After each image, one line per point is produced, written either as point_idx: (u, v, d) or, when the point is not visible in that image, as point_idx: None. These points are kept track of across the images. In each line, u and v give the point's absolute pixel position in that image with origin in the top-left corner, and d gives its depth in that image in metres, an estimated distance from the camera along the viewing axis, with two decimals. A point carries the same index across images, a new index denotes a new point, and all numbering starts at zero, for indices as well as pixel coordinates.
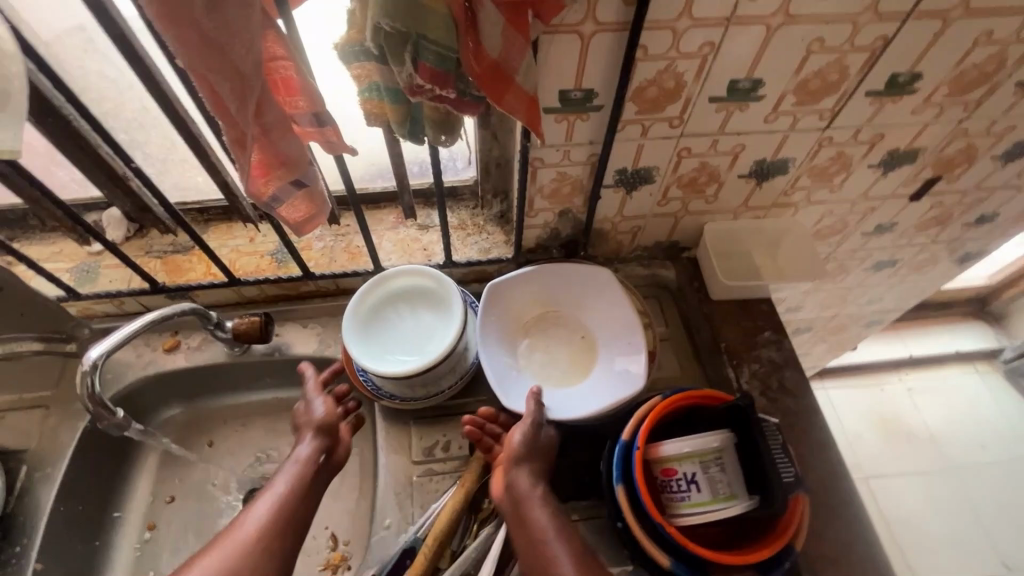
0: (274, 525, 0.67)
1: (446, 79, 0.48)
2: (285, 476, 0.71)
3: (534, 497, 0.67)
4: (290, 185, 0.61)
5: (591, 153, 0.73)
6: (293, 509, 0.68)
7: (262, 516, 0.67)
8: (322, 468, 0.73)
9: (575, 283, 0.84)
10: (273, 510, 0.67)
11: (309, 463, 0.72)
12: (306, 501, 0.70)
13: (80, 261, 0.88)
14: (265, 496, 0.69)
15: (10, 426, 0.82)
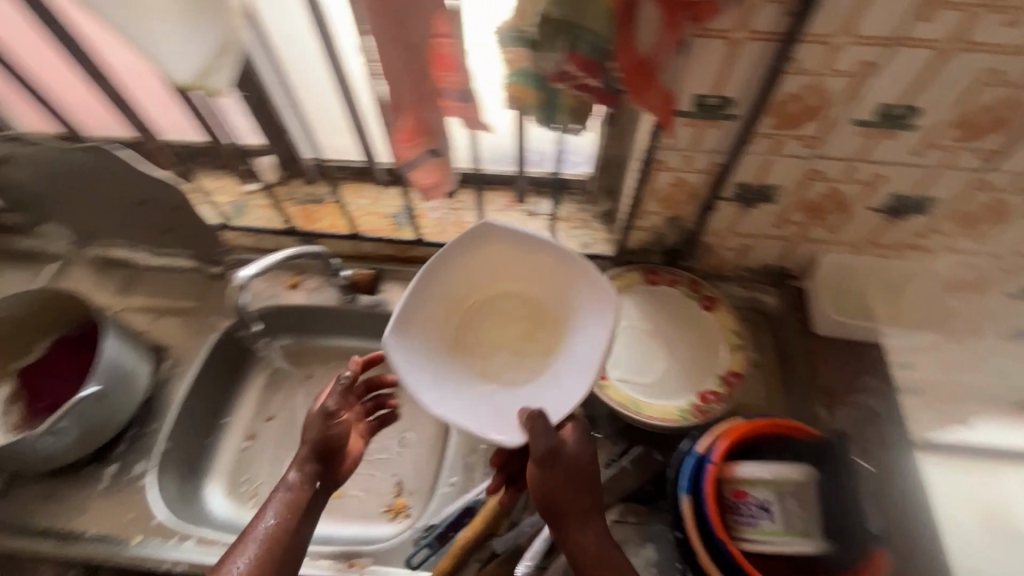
0: (286, 548, 0.65)
1: (596, 68, 0.51)
2: (275, 509, 0.67)
3: (574, 550, 0.63)
4: (428, 152, 0.67)
5: (716, 163, 0.72)
6: (295, 533, 0.66)
7: (265, 547, 0.64)
8: (318, 493, 0.69)
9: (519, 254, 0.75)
10: (276, 538, 0.65)
11: (301, 490, 0.68)
12: (303, 527, 0.67)
13: (235, 197, 1.01)
14: (253, 534, 0.65)
15: (161, 325, 0.96)
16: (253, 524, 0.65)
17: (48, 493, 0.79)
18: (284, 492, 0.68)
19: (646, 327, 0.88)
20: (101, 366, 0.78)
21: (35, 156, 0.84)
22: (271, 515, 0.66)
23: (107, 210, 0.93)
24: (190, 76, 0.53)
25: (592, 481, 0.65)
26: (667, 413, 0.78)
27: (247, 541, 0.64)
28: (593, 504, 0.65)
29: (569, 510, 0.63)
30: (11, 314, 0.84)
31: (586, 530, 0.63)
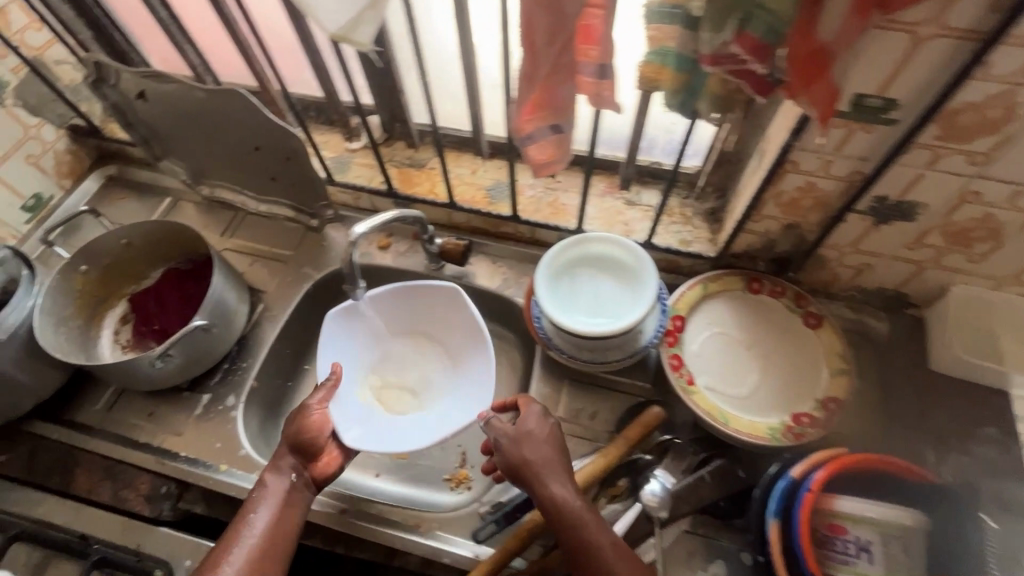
0: (277, 538, 0.68)
1: (768, 53, 0.46)
2: (262, 506, 0.69)
3: (554, 508, 0.64)
4: (549, 128, 0.65)
5: (857, 171, 0.66)
6: (283, 526, 0.69)
7: (257, 542, 0.67)
8: (299, 486, 0.72)
9: (406, 310, 0.91)
10: (265, 534, 0.68)
11: (283, 486, 0.71)
12: (292, 519, 0.70)
13: (339, 153, 1.03)
14: (242, 531, 0.67)
15: (259, 268, 1.01)
16: (241, 524, 0.68)
17: (150, 411, 0.85)
18: (270, 490, 0.71)
19: (740, 336, 0.83)
20: (208, 303, 0.81)
21: (166, 94, 0.88)
22: (258, 512, 0.69)
23: (222, 153, 0.97)
24: (337, 27, 0.53)
25: (557, 444, 0.69)
26: (756, 430, 0.75)
27: (237, 540, 0.66)
28: (565, 463, 0.68)
29: (544, 470, 0.66)
30: (132, 243, 0.90)
31: (564, 489, 0.65)
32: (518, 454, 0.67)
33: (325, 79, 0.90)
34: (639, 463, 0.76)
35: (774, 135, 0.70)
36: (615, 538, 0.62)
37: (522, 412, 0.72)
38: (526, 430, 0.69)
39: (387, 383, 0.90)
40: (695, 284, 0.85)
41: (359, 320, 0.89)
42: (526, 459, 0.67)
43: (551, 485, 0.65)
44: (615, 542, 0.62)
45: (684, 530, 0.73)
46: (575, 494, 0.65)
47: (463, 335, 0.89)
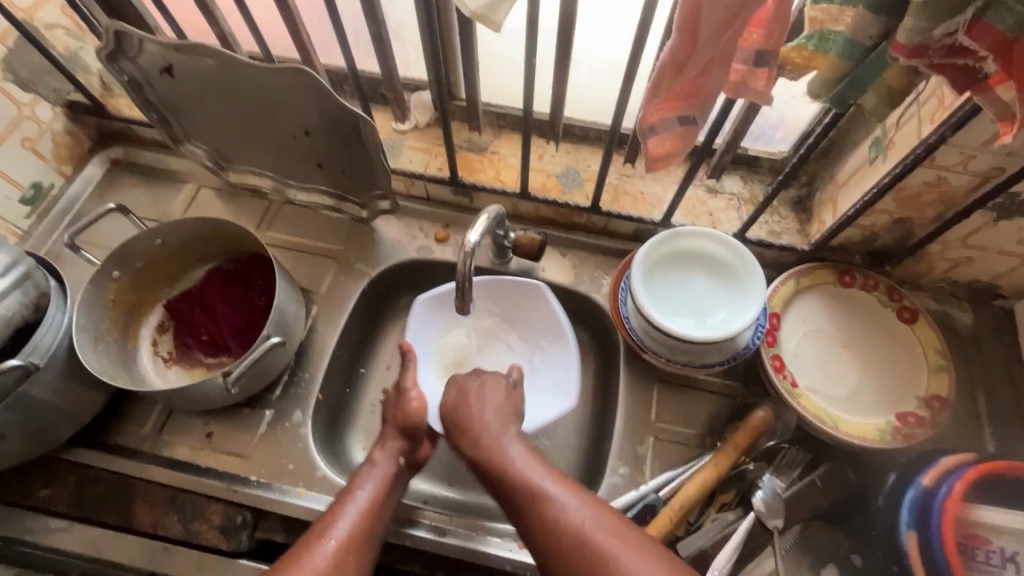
0: (378, 518, 0.65)
1: (1002, 49, 0.41)
2: (369, 482, 0.66)
3: (489, 458, 0.65)
4: (681, 119, 0.58)
5: (999, 167, 0.62)
6: (385, 507, 0.66)
7: (363, 517, 0.63)
8: (405, 471, 0.70)
9: (497, 300, 0.85)
10: (371, 510, 0.64)
11: (392, 468, 0.69)
12: (392, 502, 0.68)
13: (387, 135, 0.93)
14: (348, 503, 0.64)
15: (306, 265, 0.92)
16: (347, 498, 0.65)
17: (208, 431, 0.77)
18: (374, 467, 0.68)
19: (836, 333, 0.81)
20: (274, 315, 0.73)
21: (199, 70, 0.76)
22: (364, 488, 0.66)
23: (260, 136, 0.85)
24: (479, 5, 0.44)
25: (499, 389, 0.72)
26: (865, 432, 0.73)
27: (341, 514, 0.63)
28: (503, 416, 0.70)
29: (485, 421, 0.69)
30: (168, 242, 0.79)
31: (500, 435, 0.67)
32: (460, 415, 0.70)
33: (384, 52, 0.79)
34: (746, 472, 0.73)
35: (906, 126, 0.65)
36: (550, 474, 0.62)
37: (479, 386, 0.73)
38: (484, 402, 0.71)
39: (465, 366, 0.85)
40: (789, 279, 0.81)
41: (452, 304, 0.84)
42: (466, 408, 0.71)
43: (489, 438, 0.67)
44: (550, 483, 0.60)
45: (795, 536, 0.72)
46: (517, 448, 0.65)
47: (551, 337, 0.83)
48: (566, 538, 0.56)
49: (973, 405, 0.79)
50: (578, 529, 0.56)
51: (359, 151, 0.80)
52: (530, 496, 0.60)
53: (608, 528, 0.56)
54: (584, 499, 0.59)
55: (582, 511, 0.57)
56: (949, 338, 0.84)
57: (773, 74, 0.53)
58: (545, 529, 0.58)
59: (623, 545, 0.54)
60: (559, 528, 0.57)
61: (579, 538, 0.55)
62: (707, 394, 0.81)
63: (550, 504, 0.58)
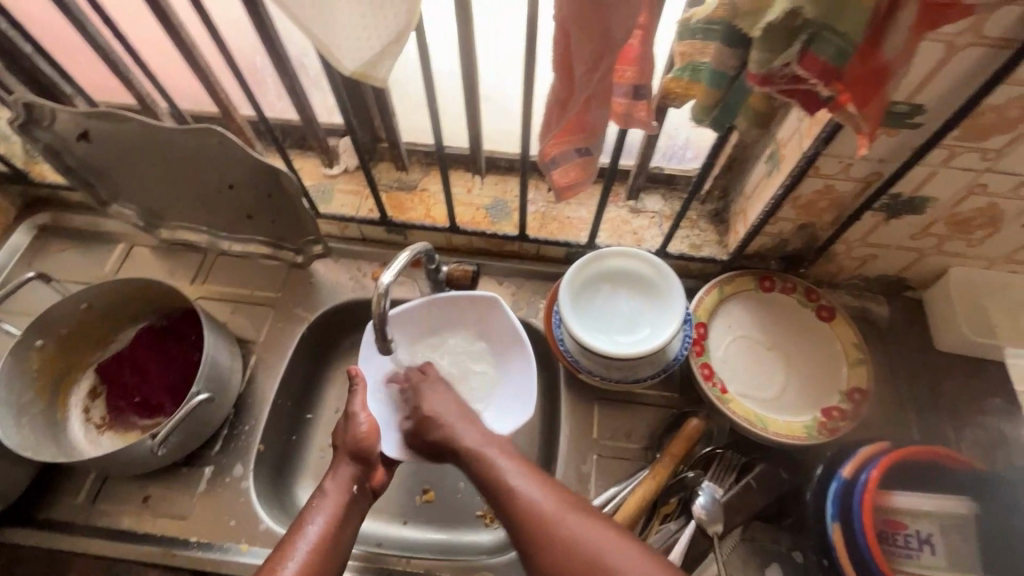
0: (335, 548, 0.64)
1: (835, 75, 0.45)
2: (318, 515, 0.65)
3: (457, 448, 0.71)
4: (577, 152, 0.61)
5: (876, 172, 0.67)
6: (341, 537, 0.65)
7: (314, 552, 0.62)
8: (359, 496, 0.69)
9: (450, 315, 0.85)
10: (323, 543, 0.63)
11: (343, 496, 0.67)
12: (348, 530, 0.66)
13: (318, 181, 0.95)
14: (298, 540, 0.62)
15: (243, 315, 0.91)
16: (297, 534, 0.63)
17: (145, 495, 0.76)
18: (326, 499, 0.67)
19: (760, 337, 0.84)
20: (204, 371, 0.73)
21: (114, 134, 0.76)
22: (314, 521, 0.65)
23: (186, 193, 0.86)
24: (356, 65, 0.47)
25: (449, 400, 0.75)
26: (793, 431, 0.76)
27: (291, 551, 0.61)
28: (464, 417, 0.73)
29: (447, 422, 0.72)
30: (95, 305, 0.78)
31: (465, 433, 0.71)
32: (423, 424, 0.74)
33: (301, 102, 0.82)
34: (687, 480, 0.74)
35: (791, 140, 0.69)
36: (513, 464, 0.67)
37: (438, 397, 0.76)
38: (442, 407, 0.75)
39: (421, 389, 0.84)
40: (712, 290, 0.85)
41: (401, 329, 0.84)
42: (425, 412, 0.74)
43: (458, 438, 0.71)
44: (513, 474, 0.65)
45: (737, 539, 0.73)
46: (483, 442, 0.70)
47: (501, 346, 0.84)
48: (529, 522, 0.61)
49: (896, 393, 0.83)
50: (544, 513, 0.61)
51: (283, 199, 0.82)
52: (496, 482, 0.65)
53: (570, 511, 0.61)
54: (545, 487, 0.64)
55: (545, 497, 0.63)
56: (869, 330, 0.88)
57: (651, 105, 0.57)
58: (530, 543, 0.60)
59: (577, 518, 0.61)
60: (524, 513, 0.62)
61: (543, 520, 0.61)
62: (646, 407, 0.83)
63: (517, 492, 0.63)
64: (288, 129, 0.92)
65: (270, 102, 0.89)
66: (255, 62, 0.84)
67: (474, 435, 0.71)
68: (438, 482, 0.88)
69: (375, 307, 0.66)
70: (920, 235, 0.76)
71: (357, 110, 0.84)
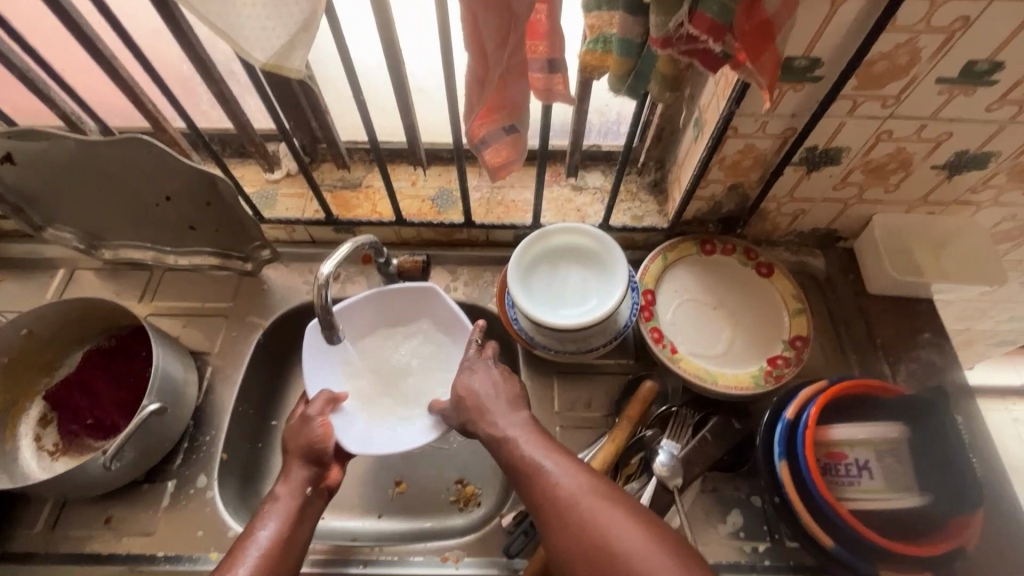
0: (287, 551, 0.63)
1: (723, 31, 0.48)
2: (270, 519, 0.65)
3: (490, 428, 0.69)
4: (503, 130, 0.63)
5: (789, 127, 0.71)
6: (293, 541, 0.64)
7: (264, 557, 0.61)
8: (313, 498, 0.69)
9: (397, 309, 0.86)
10: (274, 547, 0.62)
11: (297, 498, 0.67)
12: (301, 535, 0.66)
13: (261, 187, 0.94)
14: (248, 545, 0.62)
15: (196, 328, 0.90)
16: (247, 540, 0.63)
17: (107, 515, 0.75)
18: (278, 503, 0.67)
19: (705, 297, 0.88)
20: (155, 383, 0.72)
21: (40, 153, 0.75)
22: (265, 526, 0.64)
23: (121, 210, 0.85)
24: (269, 56, 0.47)
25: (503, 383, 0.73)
26: (741, 381, 0.80)
27: (242, 556, 0.61)
28: (506, 403, 0.71)
29: (486, 409, 0.70)
30: (36, 330, 0.76)
31: (506, 427, 0.68)
32: (466, 397, 0.72)
33: (232, 108, 0.81)
34: (644, 439, 0.78)
35: (710, 104, 0.73)
36: (543, 447, 0.65)
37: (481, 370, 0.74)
38: (484, 391, 0.72)
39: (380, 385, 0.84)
40: (656, 257, 0.88)
41: (352, 324, 0.84)
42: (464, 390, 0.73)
43: (495, 421, 0.69)
44: (544, 455, 0.64)
45: (698, 490, 0.76)
46: (515, 427, 0.68)
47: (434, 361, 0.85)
48: (554, 505, 0.59)
49: (836, 339, 0.88)
50: (572, 499, 0.59)
51: (223, 205, 0.81)
52: (524, 466, 0.64)
53: (602, 505, 0.58)
54: (572, 470, 0.62)
55: (572, 481, 0.61)
56: (808, 282, 0.92)
57: (568, 77, 0.59)
58: (556, 527, 0.59)
59: (601, 506, 0.58)
60: (550, 497, 0.60)
61: (566, 502, 0.59)
62: (604, 376, 0.85)
63: (541, 473, 0.62)
64: (225, 138, 0.92)
65: (206, 112, 0.89)
66: (183, 72, 0.84)
67: (514, 423, 0.68)
68: (409, 473, 0.88)
69: (315, 296, 0.69)
70: (841, 185, 0.80)
71: (293, 112, 0.84)
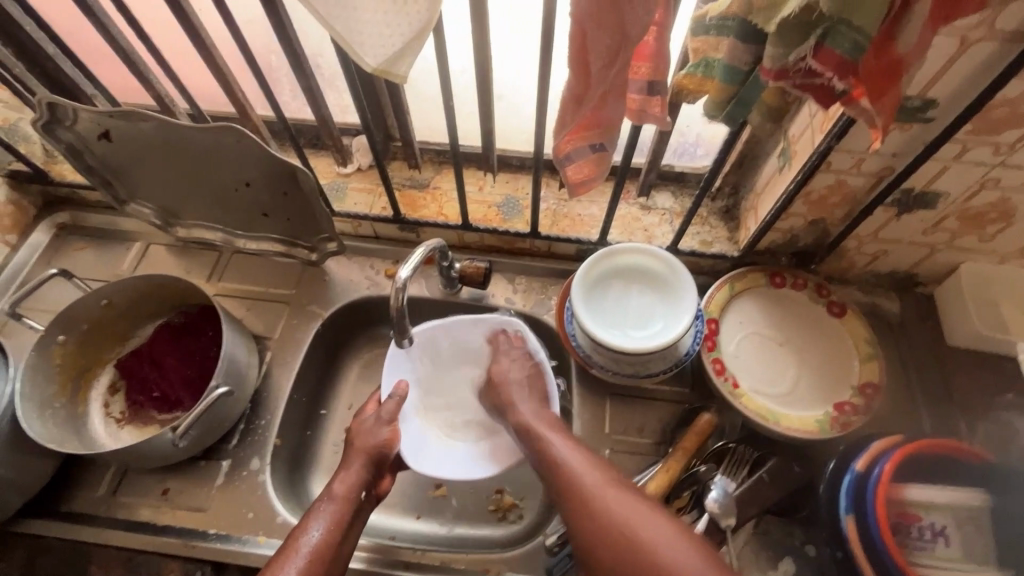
0: (334, 557, 0.63)
1: (851, 67, 0.45)
2: (321, 521, 0.64)
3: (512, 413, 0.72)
4: (590, 148, 0.62)
5: (887, 166, 0.68)
6: (341, 547, 0.64)
7: (312, 562, 0.61)
8: (366, 503, 0.69)
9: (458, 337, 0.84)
10: (322, 552, 0.62)
11: (349, 502, 0.67)
12: (347, 540, 0.65)
13: (333, 180, 0.96)
14: (299, 546, 0.62)
15: (258, 312, 0.93)
16: (297, 539, 0.63)
17: (164, 487, 0.78)
18: (330, 505, 0.66)
19: (772, 332, 0.85)
20: (222, 365, 0.74)
21: (136, 133, 0.78)
22: (316, 528, 0.64)
23: (202, 192, 0.87)
24: (379, 61, 0.46)
25: (524, 366, 0.77)
26: (805, 424, 0.76)
27: (292, 557, 0.61)
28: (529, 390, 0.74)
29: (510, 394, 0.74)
30: (115, 302, 0.80)
31: (525, 415, 0.71)
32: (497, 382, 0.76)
33: (317, 101, 0.83)
34: (698, 473, 0.75)
35: (803, 135, 0.70)
36: (561, 435, 0.68)
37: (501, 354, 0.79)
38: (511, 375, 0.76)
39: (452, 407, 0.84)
40: (723, 285, 0.85)
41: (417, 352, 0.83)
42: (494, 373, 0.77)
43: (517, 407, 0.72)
44: (561, 442, 0.67)
45: (750, 532, 0.74)
46: (534, 415, 0.71)
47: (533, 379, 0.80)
48: (572, 492, 0.62)
49: (908, 389, 0.84)
50: (589, 487, 0.61)
51: (299, 196, 0.83)
52: (544, 453, 0.66)
53: (610, 485, 0.61)
54: (595, 467, 0.64)
55: (586, 471, 0.63)
56: (880, 326, 0.88)
57: (666, 101, 0.58)
58: (572, 508, 0.61)
59: (618, 494, 0.60)
60: (569, 485, 0.62)
61: (586, 491, 0.61)
62: (657, 402, 0.83)
63: (562, 463, 0.64)
64: (304, 128, 0.93)
65: (289, 102, 0.91)
66: (273, 62, 0.86)
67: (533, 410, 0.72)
68: (450, 476, 0.88)
69: (392, 299, 0.68)
70: (932, 230, 0.76)
71: (374, 108, 0.85)
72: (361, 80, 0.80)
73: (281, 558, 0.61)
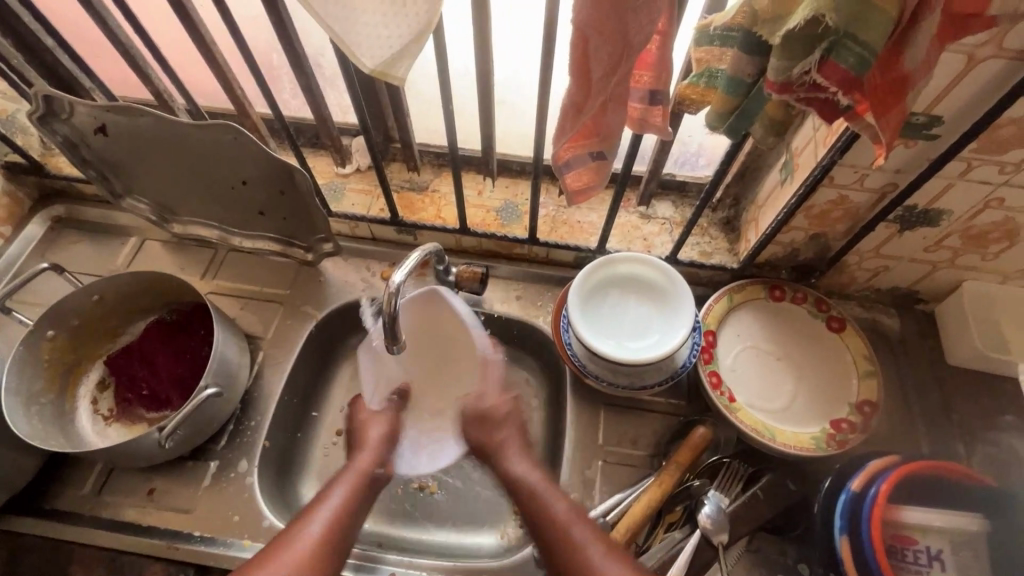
0: (354, 519, 0.66)
1: (856, 83, 0.44)
2: (342, 486, 0.67)
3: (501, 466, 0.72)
4: (590, 156, 0.61)
5: (891, 183, 0.67)
6: (360, 510, 0.67)
7: (337, 518, 0.64)
8: (382, 477, 0.71)
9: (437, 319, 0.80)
10: (345, 513, 0.65)
11: (370, 469, 0.70)
12: (366, 506, 0.68)
13: (331, 180, 0.96)
14: (322, 505, 0.65)
15: (252, 311, 0.92)
16: (321, 499, 0.65)
17: (150, 487, 0.77)
18: (354, 473, 0.69)
19: (769, 346, 0.84)
20: (212, 365, 0.73)
21: (132, 128, 0.77)
22: (337, 491, 0.67)
23: (198, 190, 0.86)
24: (376, 63, 0.45)
25: (507, 412, 0.77)
26: (802, 442, 0.75)
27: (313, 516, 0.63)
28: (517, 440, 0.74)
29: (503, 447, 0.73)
30: (106, 297, 0.79)
31: (513, 465, 0.71)
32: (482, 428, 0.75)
33: (316, 101, 0.82)
34: (692, 488, 0.74)
35: (806, 149, 0.69)
36: (553, 491, 0.67)
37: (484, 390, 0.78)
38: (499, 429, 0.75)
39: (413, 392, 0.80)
40: (721, 297, 0.84)
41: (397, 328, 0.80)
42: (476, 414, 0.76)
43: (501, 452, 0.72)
44: (555, 498, 0.66)
45: (743, 549, 0.73)
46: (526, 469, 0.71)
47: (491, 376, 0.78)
48: (561, 555, 0.61)
49: (906, 408, 0.83)
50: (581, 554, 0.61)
51: (296, 196, 0.82)
52: (534, 509, 0.66)
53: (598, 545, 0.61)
54: (589, 525, 0.63)
55: (580, 531, 0.62)
56: (879, 343, 0.87)
57: (667, 111, 0.57)
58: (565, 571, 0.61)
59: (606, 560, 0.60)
60: (560, 548, 0.62)
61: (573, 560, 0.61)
62: (652, 414, 0.83)
63: (554, 523, 0.64)
64: (303, 127, 0.93)
65: (288, 101, 0.91)
66: (273, 61, 0.86)
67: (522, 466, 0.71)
68: (440, 481, 0.87)
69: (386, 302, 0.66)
70: (934, 248, 0.75)
71: (373, 110, 0.85)
72: (360, 81, 0.80)
73: (306, 515, 0.64)
